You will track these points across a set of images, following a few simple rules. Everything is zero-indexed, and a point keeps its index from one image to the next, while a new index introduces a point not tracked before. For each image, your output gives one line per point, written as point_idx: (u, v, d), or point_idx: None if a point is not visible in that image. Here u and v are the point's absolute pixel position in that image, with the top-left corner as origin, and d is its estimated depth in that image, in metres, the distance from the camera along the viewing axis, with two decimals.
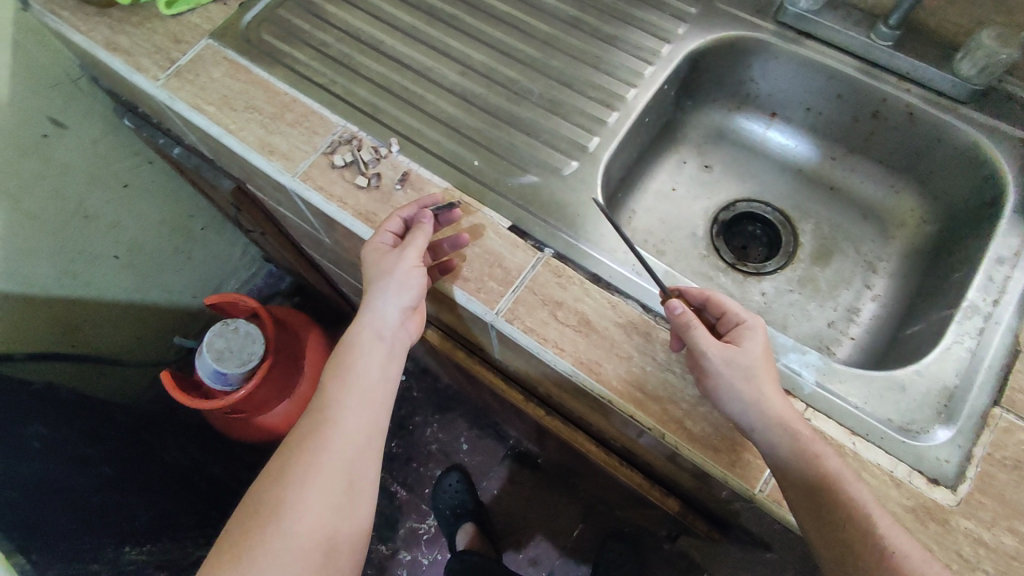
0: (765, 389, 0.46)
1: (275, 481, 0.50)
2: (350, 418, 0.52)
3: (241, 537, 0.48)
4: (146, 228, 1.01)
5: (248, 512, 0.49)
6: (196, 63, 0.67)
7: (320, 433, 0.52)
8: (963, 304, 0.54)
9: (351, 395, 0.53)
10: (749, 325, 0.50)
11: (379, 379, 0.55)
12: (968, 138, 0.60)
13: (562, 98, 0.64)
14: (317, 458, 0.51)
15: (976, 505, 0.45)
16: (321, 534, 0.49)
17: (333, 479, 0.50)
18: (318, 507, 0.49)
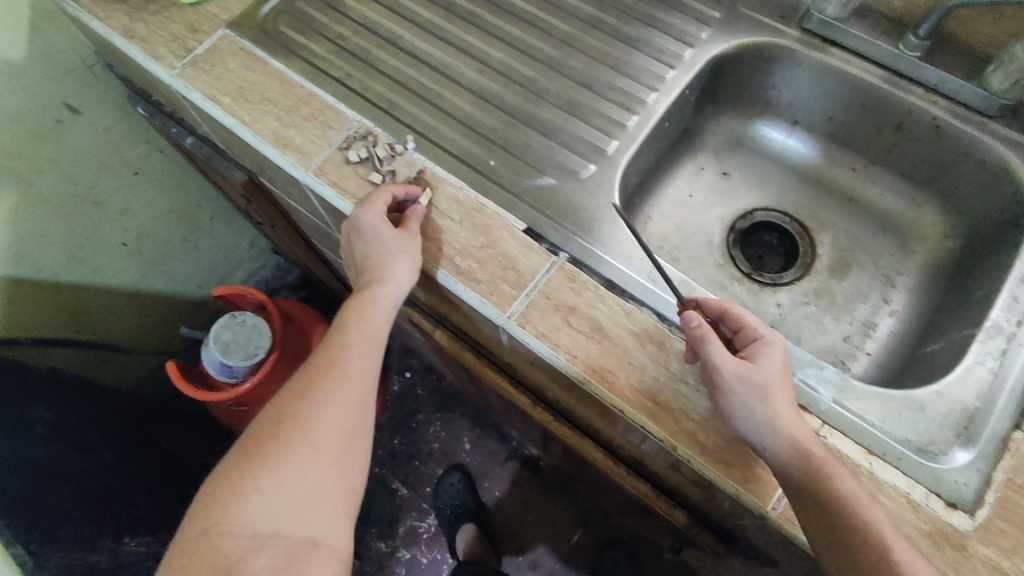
0: (780, 409, 0.45)
1: (287, 401, 0.50)
2: (360, 349, 0.54)
3: (255, 449, 0.48)
4: (156, 216, 1.01)
5: (260, 428, 0.50)
6: (213, 53, 0.66)
7: (331, 359, 0.53)
8: (986, 324, 0.52)
9: (358, 329, 0.54)
10: (766, 341, 0.48)
11: (384, 321, 0.55)
12: (996, 154, 0.58)
13: (580, 99, 0.63)
14: (328, 382, 0.51)
15: (995, 532, 0.44)
16: (335, 450, 0.49)
17: (347, 400, 0.51)
18: (333, 424, 0.50)
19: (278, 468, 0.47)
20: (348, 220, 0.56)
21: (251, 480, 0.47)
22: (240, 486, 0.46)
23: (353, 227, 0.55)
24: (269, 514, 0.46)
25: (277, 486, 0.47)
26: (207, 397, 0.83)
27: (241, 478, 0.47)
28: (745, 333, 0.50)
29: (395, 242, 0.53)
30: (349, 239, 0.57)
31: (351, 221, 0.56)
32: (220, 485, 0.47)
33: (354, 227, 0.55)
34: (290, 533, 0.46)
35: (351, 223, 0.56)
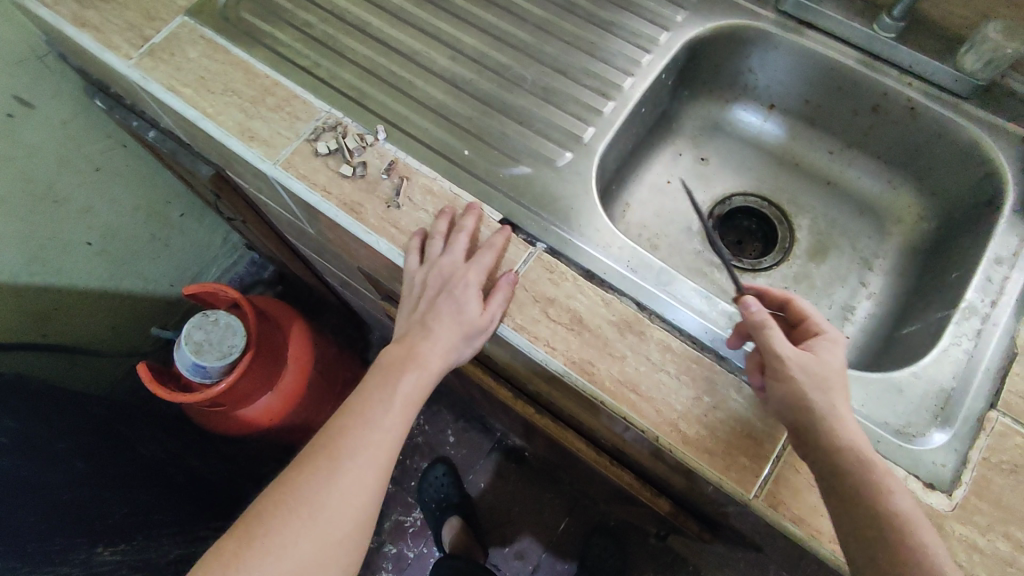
0: (840, 405, 0.43)
1: (298, 476, 0.48)
2: (383, 426, 0.50)
3: (258, 527, 0.46)
4: (121, 213, 0.97)
5: (267, 500, 0.47)
6: (171, 41, 0.63)
7: (349, 433, 0.49)
8: (961, 305, 0.53)
9: (384, 405, 0.51)
10: (829, 337, 0.46)
11: (417, 398, 0.52)
12: (970, 135, 0.58)
13: (555, 85, 0.62)
14: (344, 454, 0.49)
15: (972, 510, 0.45)
16: (338, 540, 0.47)
17: (360, 484, 0.48)
18: (341, 509, 0.47)
19: (278, 554, 0.45)
20: (441, 271, 0.52)
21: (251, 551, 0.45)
22: (234, 567, 0.44)
23: (448, 283, 0.52)
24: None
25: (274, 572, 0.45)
26: (181, 398, 0.80)
27: (239, 559, 0.45)
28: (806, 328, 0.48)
29: (479, 327, 0.50)
30: (428, 285, 0.52)
31: (446, 276, 0.52)
32: (217, 561, 0.45)
33: (450, 282, 0.52)
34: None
35: (448, 278, 0.52)
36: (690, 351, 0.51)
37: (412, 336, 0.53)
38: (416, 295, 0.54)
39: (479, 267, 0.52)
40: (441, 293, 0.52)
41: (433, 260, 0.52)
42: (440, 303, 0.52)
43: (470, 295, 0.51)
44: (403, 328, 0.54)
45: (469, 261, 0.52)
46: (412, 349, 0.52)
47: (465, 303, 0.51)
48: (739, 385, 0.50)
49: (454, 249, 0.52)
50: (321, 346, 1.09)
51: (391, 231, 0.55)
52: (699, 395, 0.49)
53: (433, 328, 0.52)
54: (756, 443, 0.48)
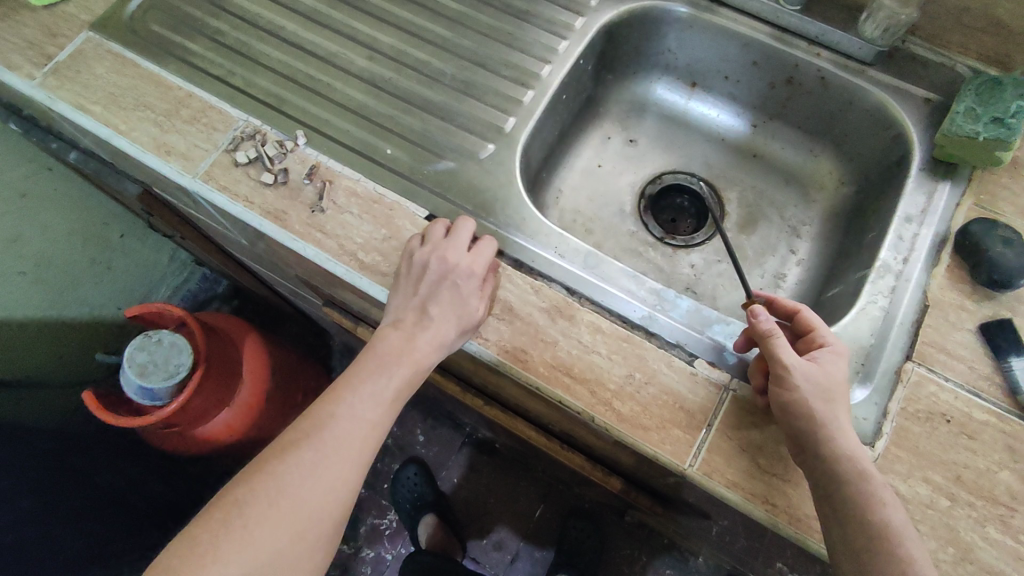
0: (840, 415, 0.44)
1: (277, 465, 0.45)
2: (369, 419, 0.48)
3: (234, 516, 0.43)
4: (55, 239, 0.94)
5: (242, 489, 0.44)
6: (77, 58, 0.61)
7: (335, 422, 0.47)
8: (876, 264, 0.55)
9: (374, 397, 0.48)
10: (833, 347, 0.47)
11: (405, 390, 0.49)
12: (878, 100, 0.61)
13: (474, 78, 0.62)
14: (327, 442, 0.46)
15: (893, 459, 0.47)
16: (314, 532, 0.45)
17: (343, 477, 0.46)
18: (321, 502, 0.45)
19: (253, 547, 0.42)
20: (445, 256, 0.50)
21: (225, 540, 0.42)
22: (206, 558, 0.41)
23: (451, 272, 0.49)
24: None
25: (248, 565, 0.42)
26: (131, 422, 0.78)
27: (211, 551, 0.42)
28: (811, 336, 0.48)
29: (479, 316, 0.49)
30: (429, 269, 0.49)
31: (450, 262, 0.49)
32: (186, 552, 0.42)
33: (452, 268, 0.49)
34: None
35: (451, 265, 0.49)
36: (621, 330, 0.52)
37: (406, 323, 0.49)
38: (413, 277, 0.50)
39: (483, 257, 0.51)
40: (442, 279, 0.49)
41: (437, 242, 0.51)
42: (441, 290, 0.49)
43: (468, 285, 0.49)
44: (394, 313, 0.50)
45: (471, 251, 0.51)
46: (406, 337, 0.48)
47: (467, 293, 0.49)
48: (670, 359, 0.51)
49: (459, 235, 0.51)
50: (279, 356, 1.08)
51: (317, 236, 0.54)
52: (630, 372, 0.50)
53: (431, 315, 0.48)
54: (689, 414, 0.49)
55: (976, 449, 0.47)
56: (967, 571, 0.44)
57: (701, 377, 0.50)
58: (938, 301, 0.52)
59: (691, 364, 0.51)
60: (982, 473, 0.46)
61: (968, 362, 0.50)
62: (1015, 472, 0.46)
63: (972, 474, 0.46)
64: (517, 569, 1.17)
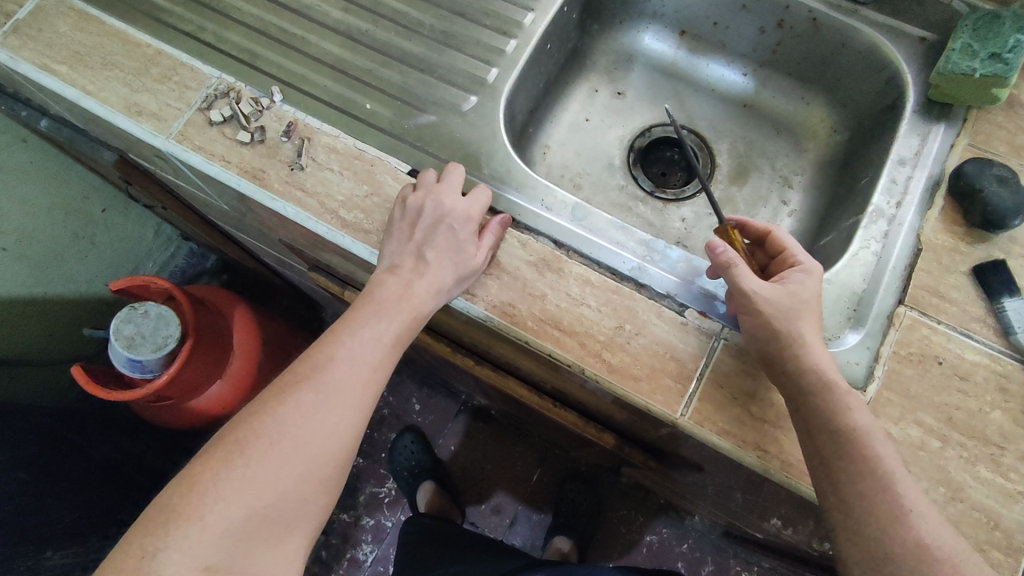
0: (823, 359, 0.44)
1: (276, 406, 0.44)
2: (367, 362, 0.47)
3: (237, 453, 0.42)
4: (34, 214, 0.92)
5: (243, 430, 0.43)
6: (38, 16, 0.59)
7: (332, 365, 0.46)
8: (869, 210, 0.54)
9: (373, 340, 0.47)
10: (804, 267, 0.47)
11: (405, 338, 0.48)
12: (870, 42, 0.59)
13: (455, 28, 0.60)
14: (323, 386, 0.45)
15: (885, 403, 0.47)
16: (316, 476, 0.44)
17: (341, 421, 0.45)
18: (322, 445, 0.44)
19: (253, 490, 0.41)
20: (440, 200, 0.49)
21: (226, 479, 0.41)
22: (203, 499, 0.40)
23: (446, 216, 0.49)
24: (235, 529, 0.41)
25: (250, 505, 0.41)
26: (120, 395, 0.77)
27: (211, 492, 0.41)
28: (783, 256, 0.49)
29: (479, 263, 0.49)
30: (424, 213, 0.49)
31: (445, 207, 0.49)
32: (184, 491, 0.41)
33: (448, 212, 0.49)
34: (253, 562, 0.41)
35: (446, 209, 0.49)
36: (610, 283, 0.51)
37: (403, 268, 0.48)
38: (406, 221, 0.49)
39: (477, 204, 0.51)
40: (437, 223, 0.49)
41: (430, 187, 0.50)
42: (436, 235, 0.49)
43: (464, 230, 0.49)
44: (390, 258, 0.49)
45: (466, 197, 0.51)
46: (405, 283, 0.48)
47: (462, 237, 0.49)
48: (660, 310, 0.50)
49: (450, 180, 0.51)
50: (268, 327, 1.07)
51: (297, 194, 0.53)
52: (620, 323, 0.49)
53: (428, 260, 0.48)
54: (680, 364, 0.48)
55: (969, 391, 0.47)
56: (957, 509, 0.44)
57: (691, 327, 0.49)
58: (932, 244, 0.51)
59: (681, 314, 0.50)
60: (974, 414, 0.46)
61: (961, 305, 0.49)
62: (1007, 412, 0.46)
63: (964, 415, 0.46)
64: (516, 532, 1.19)
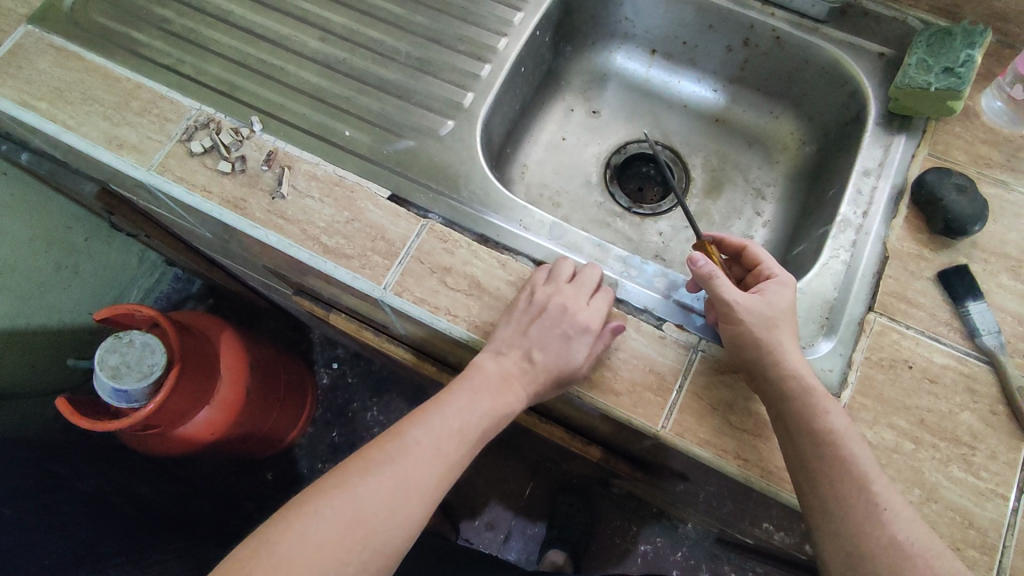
0: (796, 366, 0.45)
1: (360, 485, 0.43)
2: (450, 455, 0.46)
3: (309, 530, 0.41)
4: (17, 247, 0.92)
5: (320, 501, 0.42)
6: (17, 54, 0.60)
7: (420, 451, 0.45)
8: (837, 219, 0.56)
9: (462, 433, 0.47)
10: (778, 279, 0.49)
11: (487, 431, 0.49)
12: (833, 58, 0.61)
13: (430, 54, 0.61)
14: (411, 478, 0.44)
15: (858, 407, 0.48)
16: (374, 568, 0.42)
17: (413, 512, 0.44)
18: (389, 535, 0.43)
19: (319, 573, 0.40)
20: (566, 301, 0.48)
21: (297, 557, 0.40)
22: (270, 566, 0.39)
23: (566, 320, 0.48)
24: None
25: None
26: (105, 426, 0.76)
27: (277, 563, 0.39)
28: (758, 269, 0.50)
29: (582, 368, 0.47)
30: (548, 312, 0.48)
31: (569, 311, 0.48)
32: (255, 556, 0.40)
33: (569, 316, 0.48)
34: None
35: (569, 313, 0.48)
36: None
37: (507, 359, 0.48)
38: (529, 314, 0.49)
39: (600, 309, 0.49)
40: (555, 323, 0.48)
41: (560, 283, 0.50)
42: (549, 333, 0.48)
43: (580, 338, 0.48)
44: (496, 344, 0.49)
45: (593, 300, 0.50)
46: (506, 375, 0.48)
47: (575, 345, 0.48)
48: (638, 324, 0.51)
49: (582, 280, 0.50)
50: (256, 351, 1.07)
51: (279, 222, 0.54)
52: None
53: (535, 358, 0.48)
54: (660, 377, 0.49)
55: (938, 393, 0.48)
56: (932, 509, 0.45)
57: (670, 340, 0.51)
58: (897, 252, 0.53)
59: (659, 327, 0.51)
60: (945, 415, 0.48)
61: (928, 310, 0.51)
62: (976, 412, 0.48)
63: (935, 417, 0.48)
64: (510, 547, 1.19)
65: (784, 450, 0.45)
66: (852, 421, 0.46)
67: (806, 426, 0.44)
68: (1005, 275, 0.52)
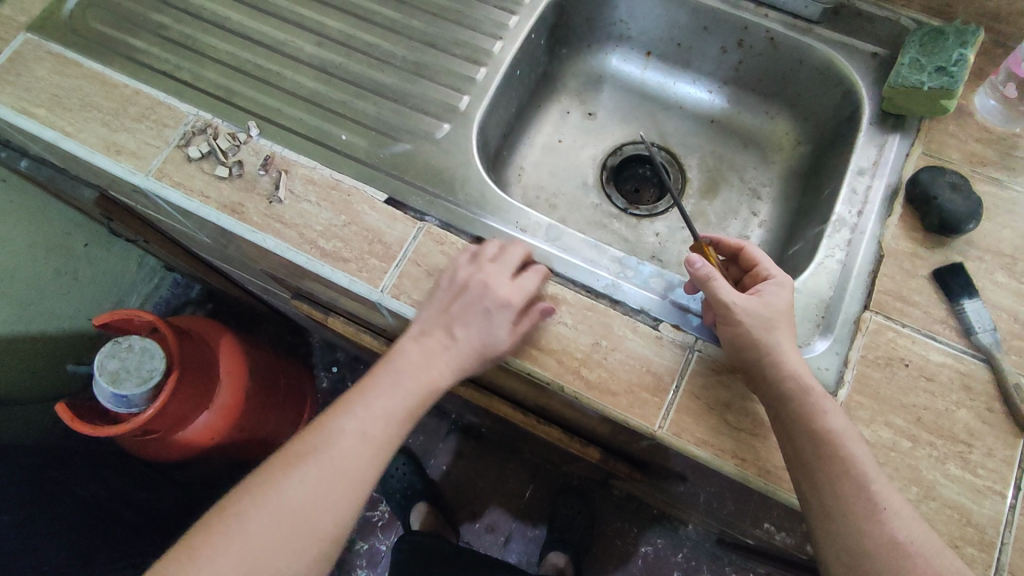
0: (793, 366, 0.45)
1: (283, 477, 0.44)
2: (377, 436, 0.47)
3: (238, 526, 0.43)
4: (16, 253, 0.93)
5: (247, 498, 0.44)
6: (16, 61, 0.60)
7: (345, 437, 0.46)
8: (832, 219, 0.56)
9: (387, 413, 0.47)
10: (775, 280, 0.49)
11: (418, 410, 0.49)
12: (827, 58, 0.62)
13: (426, 58, 0.62)
14: (333, 463, 0.45)
15: (854, 406, 0.48)
16: (312, 554, 0.44)
17: (345, 496, 0.45)
18: (322, 522, 0.44)
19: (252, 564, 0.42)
20: (486, 280, 0.49)
21: (228, 553, 0.42)
22: (203, 568, 0.41)
23: (487, 297, 0.48)
24: None
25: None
26: (105, 431, 0.76)
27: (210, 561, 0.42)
28: (756, 270, 0.51)
29: (505, 344, 0.48)
30: (468, 290, 0.49)
31: (488, 289, 0.48)
32: (190, 556, 0.42)
33: (489, 292, 0.48)
34: None
35: (489, 291, 0.48)
36: (585, 300, 0.52)
37: (429, 339, 0.49)
38: (450, 293, 0.49)
39: (524, 286, 0.49)
40: (476, 302, 0.49)
41: (482, 263, 0.50)
42: (471, 312, 0.48)
43: (500, 315, 0.48)
44: (419, 326, 0.49)
45: (516, 278, 0.50)
46: (427, 355, 0.48)
47: (497, 322, 0.48)
48: (635, 325, 0.51)
49: (505, 260, 0.50)
50: (256, 356, 1.07)
51: (276, 226, 0.54)
52: (596, 340, 0.51)
53: (457, 336, 0.48)
54: (657, 377, 0.50)
55: (934, 391, 0.48)
56: (930, 507, 0.45)
57: (666, 340, 0.51)
58: (893, 250, 0.53)
59: (656, 328, 0.51)
60: (941, 413, 0.48)
61: (923, 308, 0.51)
62: (972, 410, 0.48)
63: (931, 415, 0.48)
64: (511, 550, 1.19)
65: (783, 450, 0.45)
66: (849, 420, 0.46)
67: (804, 425, 0.44)
68: (1000, 273, 0.52)
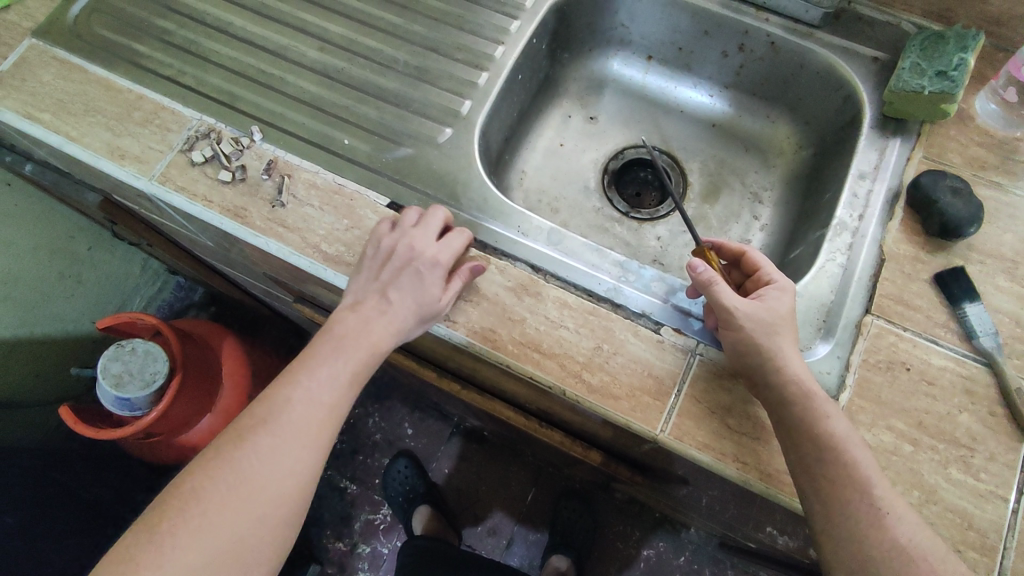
0: (796, 370, 0.45)
1: (235, 451, 0.44)
2: (326, 401, 0.47)
3: (193, 502, 0.42)
4: (21, 256, 0.93)
5: (201, 475, 0.43)
6: (21, 66, 0.60)
7: (291, 406, 0.46)
8: (833, 223, 0.56)
9: (332, 378, 0.47)
10: (777, 285, 0.49)
11: (364, 375, 0.49)
12: (828, 62, 0.62)
13: (428, 63, 0.62)
14: (280, 429, 0.45)
15: (856, 410, 0.48)
16: (274, 520, 0.43)
17: (299, 460, 0.45)
18: (278, 489, 0.44)
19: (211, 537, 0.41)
20: (412, 243, 0.50)
21: (186, 528, 0.41)
22: (162, 548, 0.40)
23: (416, 259, 0.49)
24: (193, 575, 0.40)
25: (209, 550, 0.41)
26: (108, 434, 0.77)
27: (168, 539, 0.41)
28: (758, 274, 0.51)
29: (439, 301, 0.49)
30: (395, 254, 0.49)
31: (415, 250, 0.49)
32: (148, 538, 0.41)
33: (417, 255, 0.49)
34: None
35: (416, 252, 0.49)
36: (586, 304, 0.52)
37: (365, 306, 0.49)
38: (379, 261, 0.50)
39: (450, 248, 0.51)
40: (406, 265, 0.49)
41: (405, 228, 0.51)
42: (402, 275, 0.49)
43: (429, 273, 0.49)
44: (353, 294, 0.50)
45: (440, 241, 0.51)
46: (364, 320, 0.48)
47: (429, 282, 0.49)
48: (636, 329, 0.51)
49: (427, 224, 0.51)
50: (258, 359, 1.07)
51: (279, 230, 0.54)
52: (598, 344, 0.51)
53: (392, 299, 0.48)
54: (659, 381, 0.50)
55: (936, 395, 0.48)
56: (932, 511, 0.45)
57: (668, 344, 0.51)
58: (894, 254, 0.53)
59: (657, 332, 0.51)
60: (943, 417, 0.48)
61: (925, 312, 0.51)
62: (973, 414, 0.48)
63: (933, 419, 0.48)
64: (512, 553, 1.19)
65: (785, 454, 0.45)
66: (851, 424, 0.46)
67: (806, 429, 0.44)
68: (1002, 277, 0.52)
